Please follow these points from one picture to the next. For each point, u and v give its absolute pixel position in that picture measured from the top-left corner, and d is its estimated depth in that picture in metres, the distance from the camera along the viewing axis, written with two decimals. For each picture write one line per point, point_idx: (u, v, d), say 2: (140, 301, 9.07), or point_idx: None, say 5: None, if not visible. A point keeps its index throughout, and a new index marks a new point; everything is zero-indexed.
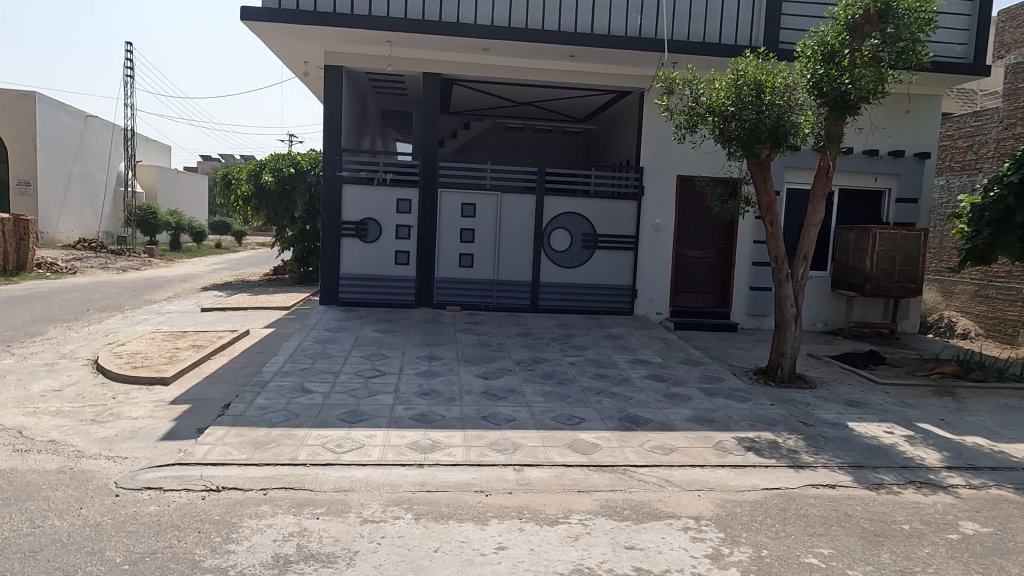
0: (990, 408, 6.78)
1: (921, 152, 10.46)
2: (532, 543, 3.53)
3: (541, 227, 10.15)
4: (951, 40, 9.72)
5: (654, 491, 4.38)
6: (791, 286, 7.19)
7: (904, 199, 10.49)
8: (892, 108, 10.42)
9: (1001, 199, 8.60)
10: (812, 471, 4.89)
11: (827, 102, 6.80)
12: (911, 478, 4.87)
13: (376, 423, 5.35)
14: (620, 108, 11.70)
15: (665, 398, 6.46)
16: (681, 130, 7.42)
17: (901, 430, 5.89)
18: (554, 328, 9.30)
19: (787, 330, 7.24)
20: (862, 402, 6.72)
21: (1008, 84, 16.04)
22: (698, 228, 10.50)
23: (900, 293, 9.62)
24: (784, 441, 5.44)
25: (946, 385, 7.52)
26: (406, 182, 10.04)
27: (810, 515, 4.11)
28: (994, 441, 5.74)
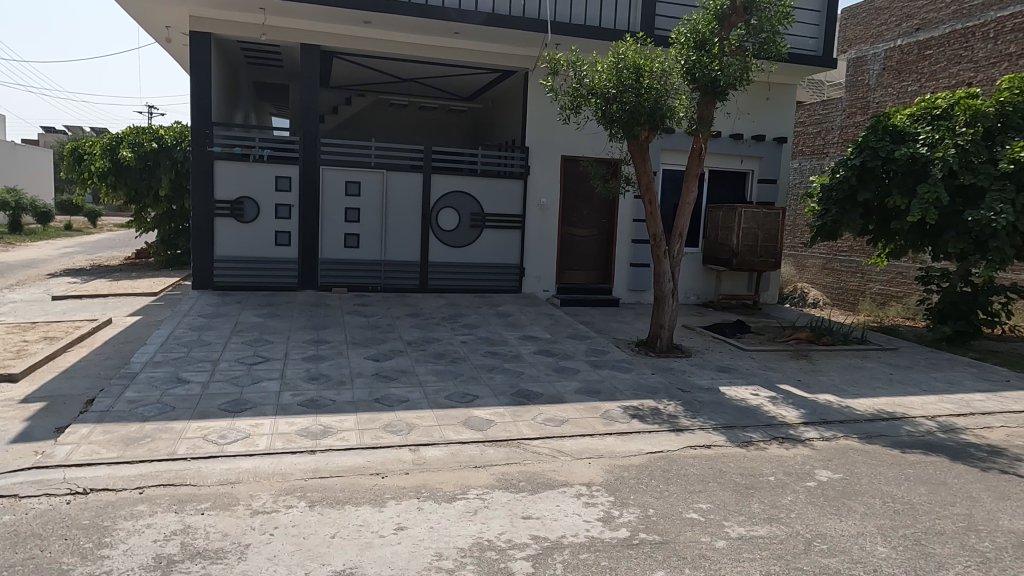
0: (837, 368, 7.59)
1: (778, 136, 11.35)
2: (432, 521, 3.54)
3: (429, 206, 10.04)
4: (805, 34, 10.59)
5: (547, 461, 4.54)
6: (669, 262, 7.62)
7: (766, 180, 11.37)
8: (754, 96, 11.22)
9: (845, 180, 9.65)
10: (690, 433, 5.26)
11: (699, 87, 7.23)
12: (774, 434, 5.35)
13: (263, 411, 5.13)
14: (505, 86, 11.75)
15: (554, 371, 6.69)
16: (566, 111, 7.60)
17: (765, 392, 6.46)
18: (444, 307, 9.31)
19: (665, 303, 7.66)
20: (731, 368, 7.29)
21: (850, 77, 19.02)
22: (582, 207, 10.83)
23: (763, 266, 10.50)
24: (664, 408, 5.79)
25: (802, 349, 8.32)
26: (285, 158, 9.57)
27: (689, 474, 4.42)
28: (841, 397, 6.44)
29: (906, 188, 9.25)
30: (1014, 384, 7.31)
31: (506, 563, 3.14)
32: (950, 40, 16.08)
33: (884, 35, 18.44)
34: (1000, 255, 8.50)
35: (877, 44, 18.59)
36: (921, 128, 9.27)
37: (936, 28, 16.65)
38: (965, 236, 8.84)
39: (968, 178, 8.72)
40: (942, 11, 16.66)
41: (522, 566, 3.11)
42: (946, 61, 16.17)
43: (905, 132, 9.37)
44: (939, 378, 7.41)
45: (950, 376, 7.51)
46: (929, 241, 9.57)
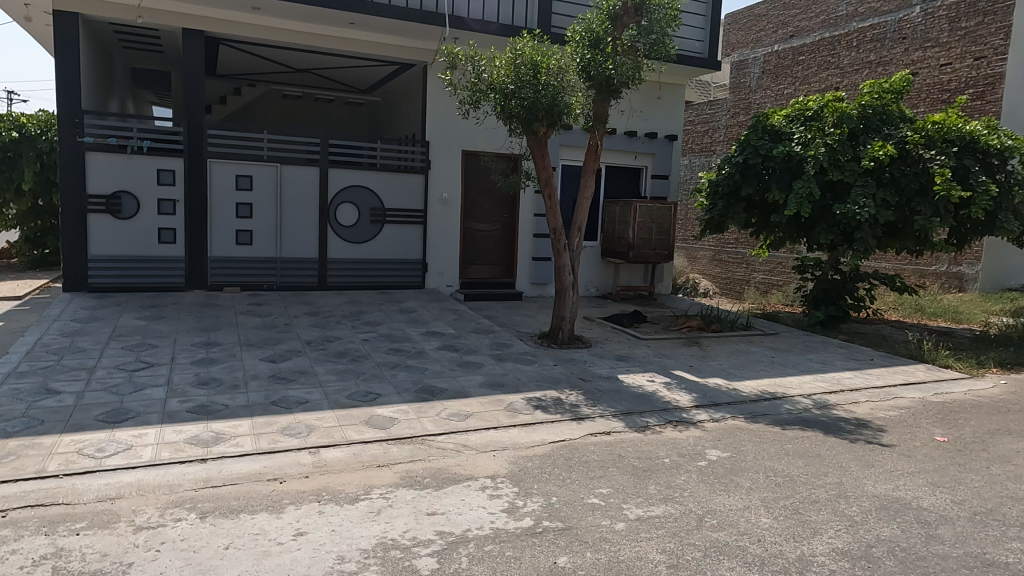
0: (725, 353, 8.07)
1: (669, 134, 11.87)
2: (333, 524, 3.45)
3: (326, 201, 9.74)
4: (692, 37, 11.13)
5: (452, 456, 4.53)
6: (569, 255, 7.79)
7: (658, 175, 11.88)
8: (647, 95, 11.69)
9: (730, 176, 10.28)
10: (591, 421, 5.42)
11: (595, 85, 7.43)
12: (669, 418, 5.62)
13: (147, 420, 4.80)
14: (404, 79, 11.59)
15: (459, 366, 6.69)
16: (465, 105, 7.60)
17: (660, 378, 6.76)
18: (344, 305, 9.07)
19: (566, 296, 7.84)
20: (629, 356, 7.57)
21: (733, 79, 20.75)
22: (484, 202, 10.87)
23: (657, 258, 10.98)
24: (566, 398, 5.94)
25: (694, 336, 8.78)
26: (167, 150, 8.97)
27: (590, 460, 4.56)
28: (729, 380, 6.85)
29: (783, 183, 9.95)
30: (876, 362, 8.06)
31: (410, 561, 3.11)
32: (819, 48, 18.08)
33: (762, 40, 20.06)
34: (864, 245, 9.31)
35: (757, 48, 20.18)
36: (796, 128, 9.99)
37: (807, 36, 18.55)
38: (835, 228, 9.61)
39: (836, 174, 9.49)
40: (812, 19, 18.46)
41: (427, 562, 3.10)
42: (816, 67, 18.11)
43: (782, 132, 10.08)
44: (813, 359, 8.06)
45: (823, 357, 8.18)
46: (804, 233, 10.34)
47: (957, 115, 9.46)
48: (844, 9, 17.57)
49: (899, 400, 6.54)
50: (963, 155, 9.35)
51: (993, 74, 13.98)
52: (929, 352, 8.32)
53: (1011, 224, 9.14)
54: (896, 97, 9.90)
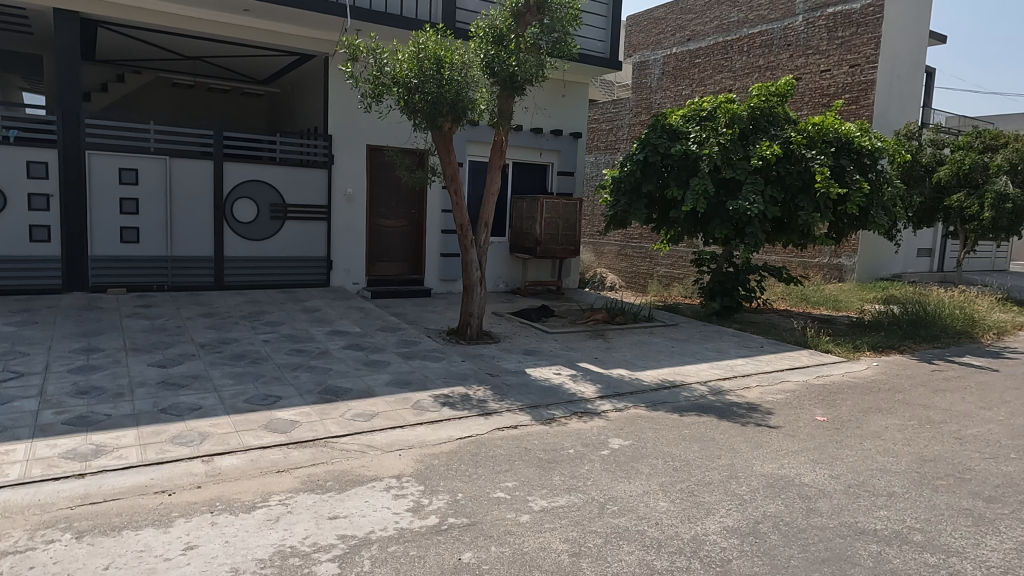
0: (628, 344, 8.34)
1: (574, 131, 12.11)
2: (227, 535, 3.29)
3: (221, 196, 9.27)
4: (594, 36, 11.39)
5: (356, 458, 4.43)
6: (476, 251, 7.80)
7: (564, 172, 12.10)
8: (552, 93, 11.86)
9: (631, 174, 10.64)
10: (498, 415, 5.45)
11: (498, 82, 7.46)
12: (574, 410, 5.74)
13: (15, 435, 4.39)
14: (304, 70, 11.20)
15: (364, 365, 6.55)
16: (367, 99, 7.43)
17: (566, 371, 6.91)
18: (243, 305, 8.68)
19: (473, 292, 7.84)
20: (537, 350, 7.68)
21: (635, 79, 21.50)
22: (390, 198, 10.69)
23: (564, 253, 11.19)
24: (474, 393, 5.95)
25: (599, 328, 9.03)
26: (38, 140, 8.24)
27: (497, 454, 4.59)
28: (631, 371, 7.09)
29: (681, 180, 10.40)
30: (766, 348, 8.61)
31: (309, 568, 3.02)
32: (713, 51, 18.98)
33: (662, 42, 20.64)
34: (754, 239, 9.90)
35: (657, 50, 20.82)
36: (692, 128, 10.43)
37: (703, 40, 19.32)
38: (728, 223, 10.14)
39: (729, 172, 10.02)
40: (707, 24, 19.17)
41: (328, 568, 3.01)
42: (711, 70, 19.03)
43: (679, 131, 10.53)
44: (710, 347, 8.48)
45: (718, 345, 8.62)
46: (700, 228, 10.84)
47: (833, 117, 10.20)
48: (736, 16, 18.37)
49: (785, 384, 7.00)
50: (839, 156, 10.09)
51: (865, 81, 15.30)
52: (811, 338, 8.95)
53: (881, 219, 9.99)
54: (781, 100, 10.53)
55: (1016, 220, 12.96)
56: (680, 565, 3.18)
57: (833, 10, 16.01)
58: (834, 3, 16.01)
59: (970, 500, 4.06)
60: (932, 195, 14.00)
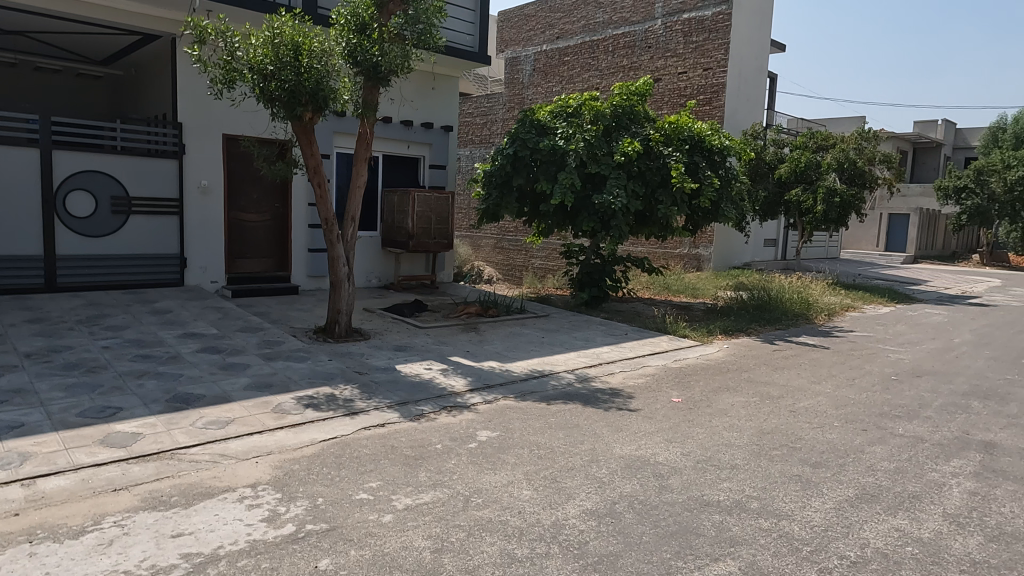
0: (500, 336, 8.45)
1: (445, 124, 12.06)
2: (48, 566, 2.96)
3: (51, 188, 8.33)
4: (462, 30, 11.36)
5: (207, 469, 4.15)
6: (342, 246, 7.56)
7: (436, 165, 12.02)
8: (421, 85, 11.71)
9: (502, 167, 10.75)
10: (364, 414, 5.32)
11: (362, 72, 7.23)
12: (444, 404, 5.72)
13: None
14: (148, 52, 10.32)
15: (220, 369, 6.15)
16: (218, 85, 6.95)
17: (437, 365, 6.87)
18: (80, 308, 7.85)
19: (341, 288, 7.59)
20: (408, 346, 7.58)
21: (507, 74, 21.78)
22: (250, 190, 10.11)
23: (437, 247, 11.12)
24: (340, 393, 5.76)
25: (472, 321, 9.07)
26: None
27: (362, 455, 4.48)
28: (502, 362, 7.19)
29: (550, 175, 10.65)
30: (630, 336, 9.05)
31: None
32: (580, 50, 19.61)
33: (532, 39, 21.00)
34: (619, 232, 10.35)
35: (527, 46, 21.17)
36: (559, 124, 10.71)
37: (571, 38, 19.87)
38: (594, 216, 10.52)
39: (594, 167, 10.38)
40: (575, 23, 19.75)
41: None
42: (579, 68, 19.66)
43: (547, 126, 10.78)
44: (578, 336, 8.78)
45: (586, 334, 8.95)
46: (569, 221, 11.16)
47: (687, 117, 10.86)
48: (602, 17, 19.08)
49: (646, 369, 7.39)
50: (693, 153, 10.77)
51: (716, 84, 16.49)
52: (671, 324, 9.51)
53: (729, 212, 10.79)
54: (641, 99, 11.03)
55: (843, 213, 14.50)
56: (541, 551, 3.26)
57: (687, 16, 17.07)
58: (688, 9, 17.06)
59: (800, 467, 4.49)
60: (774, 190, 15.34)
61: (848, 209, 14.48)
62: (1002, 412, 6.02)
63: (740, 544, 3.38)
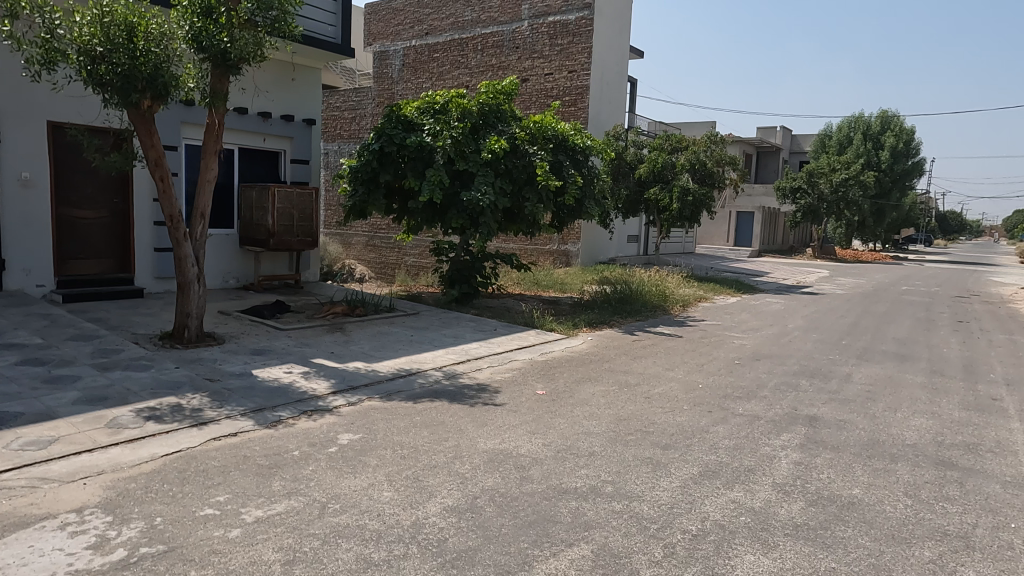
0: (367, 336, 8.25)
1: (307, 118, 11.59)
2: None
3: None
4: (323, 20, 10.94)
5: (23, 496, 3.69)
6: (191, 245, 7.03)
7: (298, 160, 11.51)
8: (279, 75, 11.16)
9: (368, 163, 10.48)
10: (214, 424, 4.98)
11: (209, 58, 6.73)
12: (303, 409, 5.48)
13: None
14: None
15: (43, 382, 5.50)
16: (36, 65, 6.23)
17: (298, 368, 6.58)
18: None
19: (190, 289, 7.05)
20: (267, 349, 7.20)
21: (376, 68, 21.29)
22: (83, 184, 9.17)
23: (300, 245, 10.64)
24: (187, 403, 5.36)
25: (338, 322, 8.78)
26: None
27: (209, 467, 4.19)
28: (368, 363, 7.01)
29: (417, 171, 10.53)
30: (499, 331, 9.18)
31: None
32: (449, 47, 19.56)
33: (400, 33, 20.68)
34: (487, 228, 10.44)
35: (396, 41, 20.82)
36: (426, 120, 10.61)
37: (440, 35, 19.76)
38: (463, 213, 10.54)
39: (462, 164, 10.39)
40: (444, 20, 19.66)
41: None
42: (449, 65, 19.60)
43: (414, 122, 10.64)
44: (447, 333, 8.77)
45: (456, 331, 8.96)
46: (438, 218, 11.12)
47: (551, 116, 11.16)
48: (470, 15, 19.13)
49: (513, 363, 7.52)
50: (558, 152, 11.09)
51: (580, 87, 17.10)
52: (538, 319, 9.75)
53: (592, 209, 11.24)
54: (507, 98, 11.18)
55: (695, 210, 15.57)
56: (398, 552, 3.20)
57: (552, 18, 17.53)
58: (553, 12, 17.51)
59: (651, 450, 4.76)
60: (634, 189, 16.17)
61: (700, 207, 15.57)
62: (825, 389, 6.73)
63: (594, 527, 3.52)
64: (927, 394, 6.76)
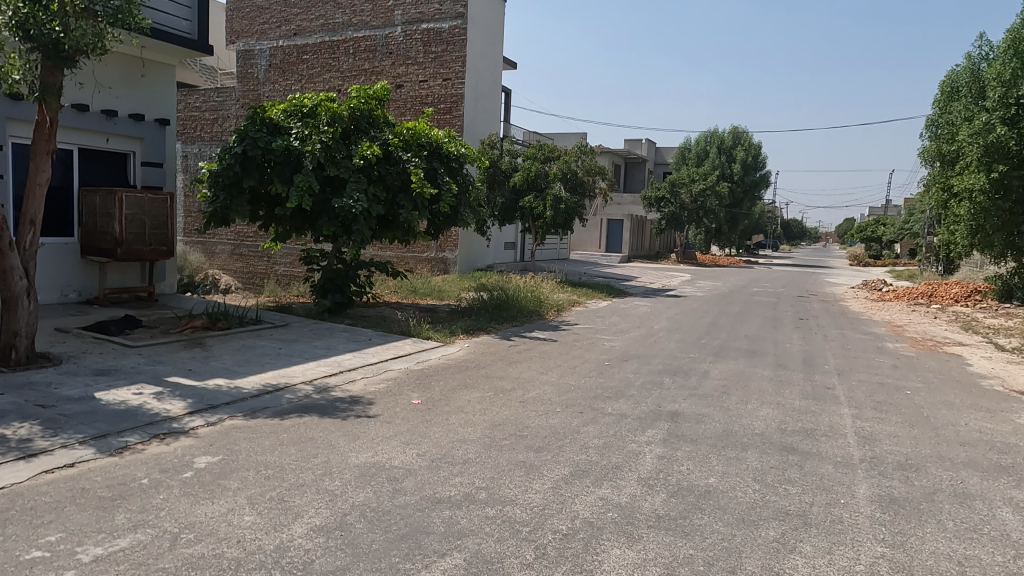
0: (230, 350, 7.75)
1: (160, 117, 10.75)
2: None
3: None
4: (177, 14, 10.23)
5: None
6: (18, 256, 6.25)
7: (149, 162, 10.64)
8: (126, 71, 10.28)
9: (230, 167, 9.88)
10: (46, 456, 4.45)
11: (38, 48, 6.02)
12: (154, 432, 5.04)
13: None
14: None
15: None
16: None
17: (150, 389, 6.05)
18: None
19: (17, 306, 6.28)
20: (112, 369, 6.56)
21: (239, 68, 20.18)
22: None
23: (152, 255, 9.82)
24: (14, 433, 4.76)
25: (196, 336, 8.18)
26: None
27: (39, 505, 3.73)
28: (230, 379, 6.58)
29: (285, 177, 10.07)
30: (374, 341, 8.97)
31: None
32: (320, 49, 18.93)
33: (266, 32, 19.74)
34: (361, 236, 10.17)
35: (262, 40, 19.85)
36: (294, 124, 10.19)
37: (309, 36, 19.08)
38: (335, 221, 10.21)
39: (332, 169, 10.05)
40: (313, 21, 19.00)
41: None
42: (319, 67, 18.97)
43: (280, 125, 10.17)
44: (318, 345, 8.44)
45: (328, 342, 8.64)
46: (308, 225, 10.70)
47: (425, 123, 11.10)
48: (341, 18, 18.61)
49: (388, 373, 7.36)
50: (432, 159, 11.06)
51: (455, 95, 17.17)
52: (414, 327, 9.63)
53: (467, 217, 11.29)
54: (379, 104, 10.98)
55: (568, 218, 16.10)
56: None
57: (425, 26, 17.46)
58: (427, 19, 17.45)
59: (524, 453, 4.83)
60: (509, 197, 16.43)
61: (572, 215, 16.12)
62: (686, 385, 7.18)
63: (466, 535, 3.51)
64: (773, 385, 7.40)
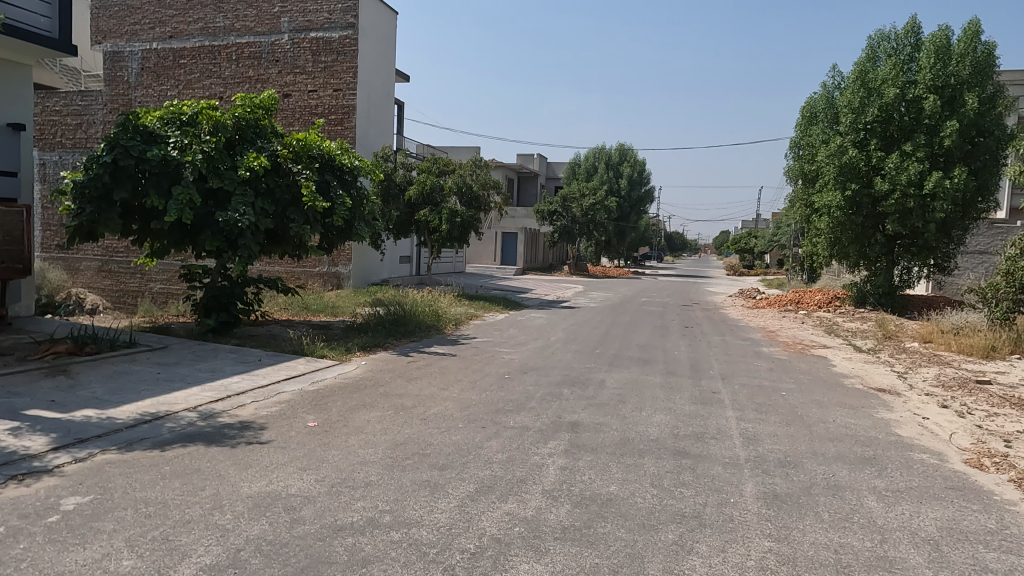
0: (100, 377, 7.09)
1: (12, 122, 9.74)
2: None
3: None
4: (34, 10, 9.32)
5: None
6: None
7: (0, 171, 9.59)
8: None
9: (98, 178, 9.09)
10: None
11: None
12: (11, 474, 4.50)
13: None
14: None
15: None
16: None
17: (5, 424, 5.41)
18: None
19: None
20: None
21: (107, 70, 18.72)
22: None
23: (6, 273, 8.86)
24: None
25: (60, 363, 7.43)
26: None
27: None
28: (101, 409, 6.02)
29: (161, 189, 9.41)
30: (264, 361, 8.53)
31: None
32: (199, 54, 17.93)
33: (138, 33, 18.45)
34: (248, 251, 9.64)
35: (132, 41, 18.52)
36: (171, 133, 9.56)
37: (186, 39, 18.02)
38: (218, 235, 9.65)
39: (215, 182, 9.49)
40: (191, 24, 17.98)
41: None
42: (198, 73, 17.96)
43: (156, 134, 9.51)
44: (202, 368, 7.91)
45: (213, 365, 8.12)
46: (189, 240, 10.05)
47: (316, 134, 10.72)
48: (222, 22, 17.73)
49: (281, 396, 7.01)
50: (323, 171, 10.71)
51: (346, 106, 16.82)
52: (307, 346, 9.26)
53: (362, 231, 11.00)
54: (266, 113, 10.48)
55: (464, 232, 16.13)
56: None
57: (314, 34, 17.00)
58: (315, 28, 16.99)
59: (428, 472, 4.75)
60: (405, 211, 16.24)
61: (468, 229, 16.16)
62: (583, 395, 7.36)
63: (371, 563, 3.39)
64: (664, 392, 7.75)
